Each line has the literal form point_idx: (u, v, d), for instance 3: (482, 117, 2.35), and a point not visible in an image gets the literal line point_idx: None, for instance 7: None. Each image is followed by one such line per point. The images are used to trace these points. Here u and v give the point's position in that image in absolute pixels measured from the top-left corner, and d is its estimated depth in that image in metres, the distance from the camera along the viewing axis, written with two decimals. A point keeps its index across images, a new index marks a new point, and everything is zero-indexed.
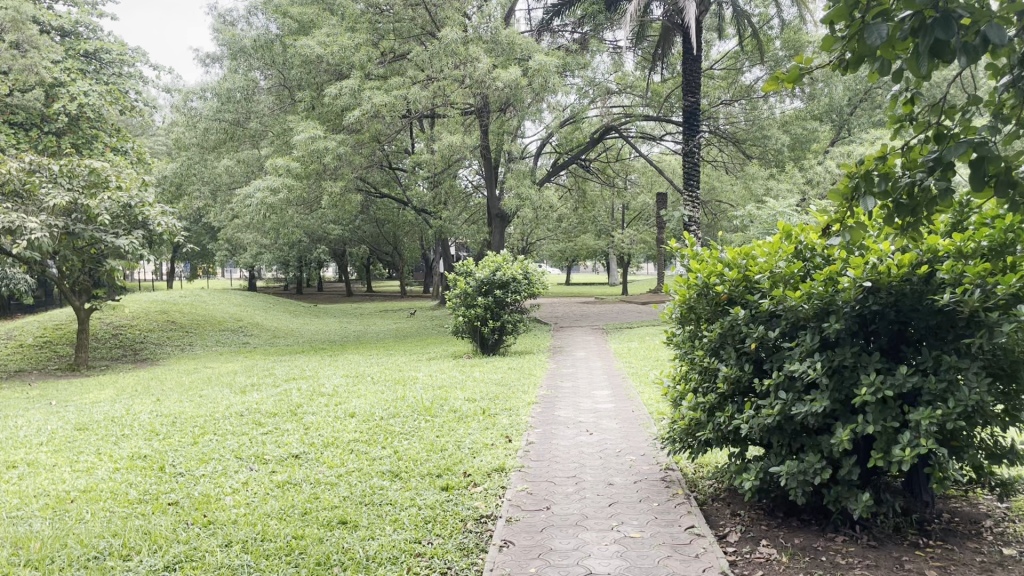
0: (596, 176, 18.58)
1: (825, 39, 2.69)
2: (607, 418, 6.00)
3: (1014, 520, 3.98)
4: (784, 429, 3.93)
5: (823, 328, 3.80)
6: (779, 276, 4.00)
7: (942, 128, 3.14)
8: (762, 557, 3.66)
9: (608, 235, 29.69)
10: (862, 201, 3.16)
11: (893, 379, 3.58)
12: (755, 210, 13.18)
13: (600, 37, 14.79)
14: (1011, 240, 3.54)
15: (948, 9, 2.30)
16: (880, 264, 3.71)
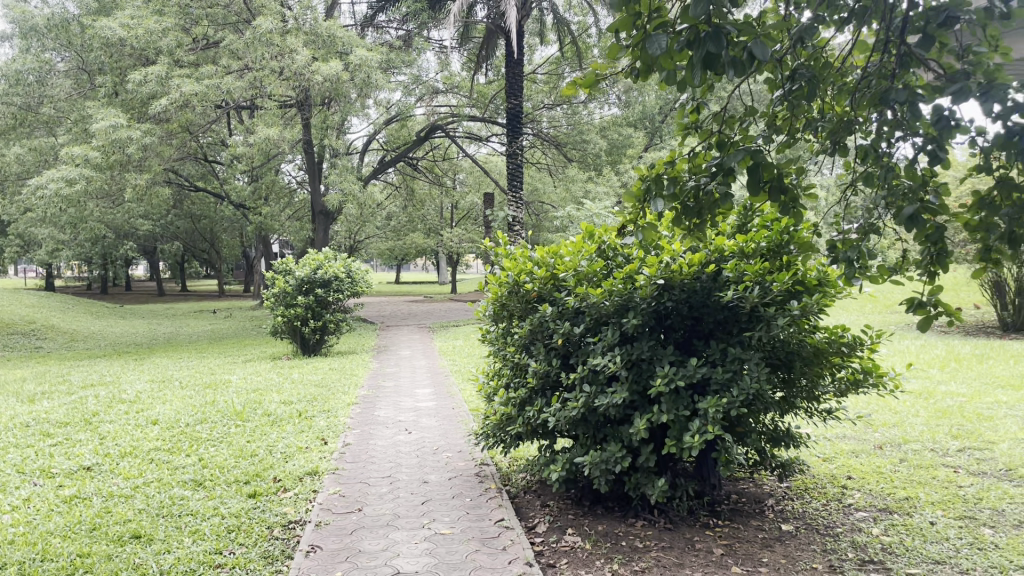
0: (424, 175, 18.60)
1: (612, 47, 2.83)
2: (426, 417, 5.99)
3: (793, 498, 4.36)
4: (588, 420, 4.08)
5: (622, 324, 3.99)
6: (583, 274, 4.17)
7: (723, 136, 3.38)
8: (567, 545, 3.79)
9: (437, 234, 29.81)
10: (653, 203, 3.34)
11: (685, 370, 3.83)
12: (574, 211, 13.67)
13: (425, 36, 14.81)
14: (786, 240, 3.89)
15: (718, 24, 2.50)
16: (673, 262, 3.95)
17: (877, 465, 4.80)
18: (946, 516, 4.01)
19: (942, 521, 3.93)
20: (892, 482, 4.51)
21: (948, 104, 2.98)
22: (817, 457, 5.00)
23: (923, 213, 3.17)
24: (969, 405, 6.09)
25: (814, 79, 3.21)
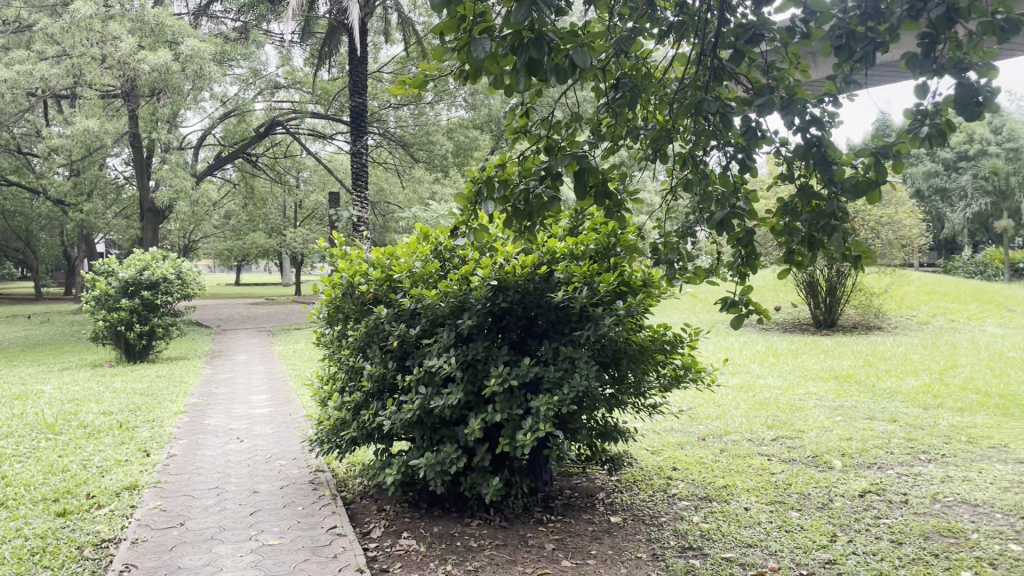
0: (265, 173, 18.01)
1: (437, 49, 2.82)
2: (261, 424, 5.79)
3: (622, 490, 4.53)
4: (424, 422, 4.07)
5: (457, 325, 4.01)
6: (418, 276, 4.15)
7: (550, 141, 3.47)
8: (401, 549, 3.75)
9: (280, 234, 28.95)
10: (484, 204, 3.36)
11: (518, 370, 3.89)
12: (419, 212, 13.66)
13: (264, 29, 14.36)
14: (613, 243, 4.04)
15: (540, 31, 2.55)
16: (506, 264, 4.01)
17: (700, 456, 5.08)
18: (759, 501, 4.28)
19: (755, 506, 4.19)
20: (713, 471, 4.78)
21: (755, 116, 3.19)
22: (646, 451, 5.22)
23: (735, 217, 3.36)
24: (784, 397, 6.57)
25: (636, 87, 3.34)
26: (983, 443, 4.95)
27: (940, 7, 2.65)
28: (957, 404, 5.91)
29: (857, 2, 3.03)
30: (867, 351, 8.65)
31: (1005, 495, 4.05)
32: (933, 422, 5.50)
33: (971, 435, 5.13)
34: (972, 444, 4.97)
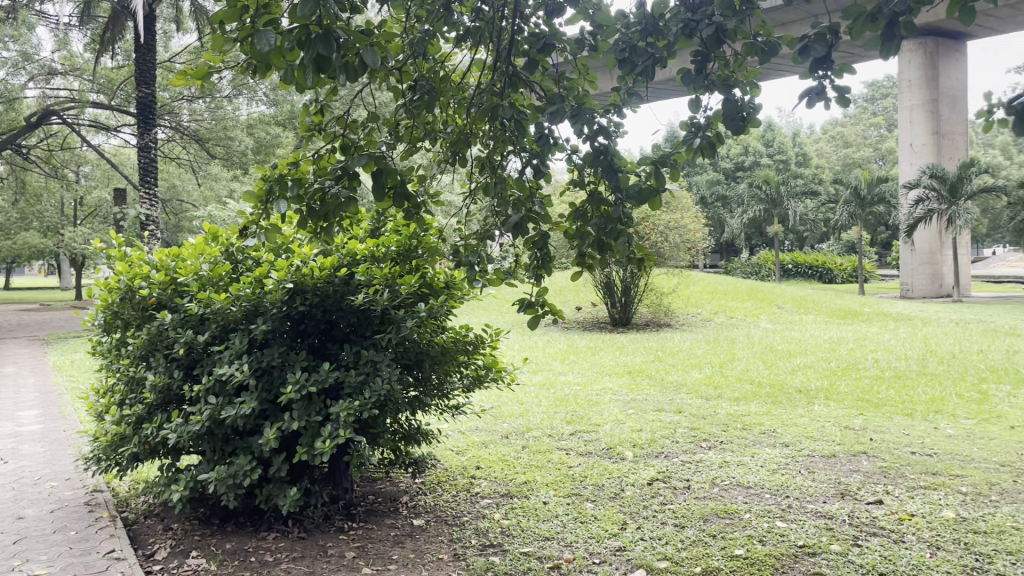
0: (39, 165, 16.42)
1: (217, 38, 2.66)
2: (28, 443, 5.24)
3: (425, 493, 4.53)
4: (214, 434, 3.84)
5: (251, 330, 3.82)
6: (206, 279, 3.93)
7: (346, 140, 3.39)
8: (189, 569, 3.52)
9: (56, 232, 26.49)
10: (275, 204, 3.23)
11: (316, 376, 3.76)
12: (216, 211, 13.03)
13: (36, 8, 13.08)
14: (413, 245, 4.03)
15: (327, 27, 2.47)
16: (303, 266, 3.88)
17: (502, 454, 5.18)
18: (557, 495, 4.42)
19: (553, 500, 4.33)
20: (514, 468, 4.89)
21: (547, 122, 3.28)
22: (450, 451, 5.26)
23: (530, 220, 3.44)
24: (582, 392, 6.86)
25: (432, 90, 3.33)
26: (755, 429, 5.42)
27: (709, 27, 2.85)
28: (734, 394, 6.43)
29: (637, 18, 3.19)
30: (657, 347, 9.23)
31: (772, 476, 4.45)
32: (714, 411, 5.95)
33: (745, 422, 5.60)
34: (746, 430, 5.42)
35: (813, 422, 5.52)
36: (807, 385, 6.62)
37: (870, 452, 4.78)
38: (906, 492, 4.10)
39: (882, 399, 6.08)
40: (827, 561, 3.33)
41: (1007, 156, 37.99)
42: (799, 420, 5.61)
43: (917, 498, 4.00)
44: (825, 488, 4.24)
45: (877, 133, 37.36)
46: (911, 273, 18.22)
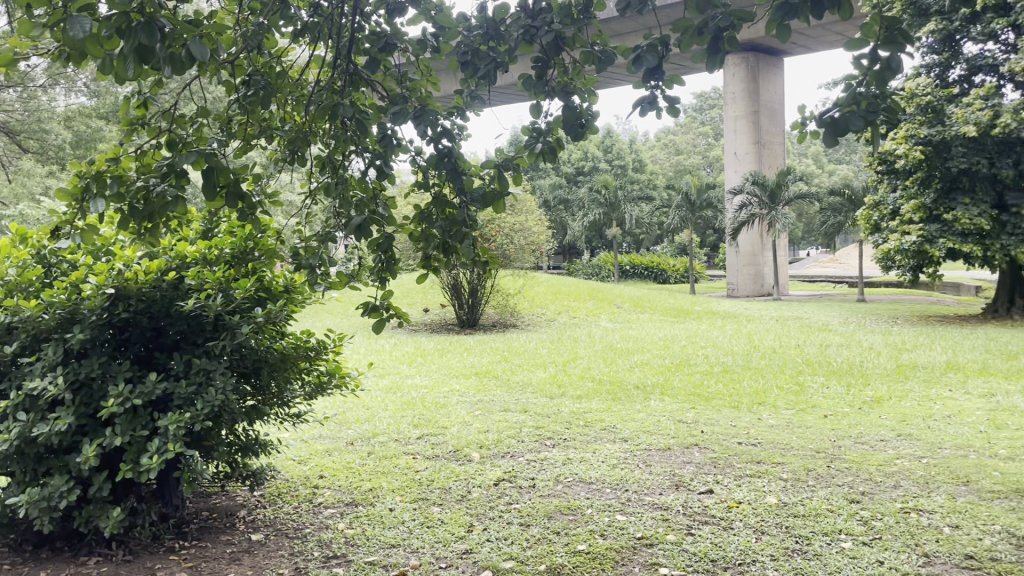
0: None
1: (22, 21, 2.42)
2: None
3: (264, 505, 4.33)
4: (23, 454, 3.48)
5: (67, 339, 3.51)
6: (14, 284, 3.57)
7: (174, 136, 3.18)
8: None
9: None
10: (93, 203, 2.97)
11: (142, 387, 3.50)
12: (28, 209, 11.97)
13: None
14: (249, 248, 3.85)
15: (150, 15, 2.30)
16: (127, 270, 3.61)
17: (346, 461, 5.05)
18: (403, 501, 4.36)
19: (399, 506, 4.26)
20: (359, 475, 4.78)
21: (390, 123, 3.23)
22: (291, 461, 5.07)
23: (373, 223, 3.36)
24: (429, 395, 6.82)
25: (268, 86, 3.20)
26: (596, 426, 5.58)
27: (548, 35, 2.90)
28: (576, 392, 6.60)
29: (479, 21, 3.20)
30: (503, 348, 9.34)
31: (613, 472, 4.59)
32: (557, 409, 6.08)
33: (587, 419, 5.76)
34: (588, 427, 5.57)
35: (650, 417, 5.75)
36: (644, 381, 6.90)
37: (702, 444, 5.04)
38: (734, 481, 4.35)
39: (712, 393, 6.43)
40: (663, 551, 3.47)
41: (818, 165, 41.43)
42: (637, 415, 5.83)
43: (744, 486, 4.26)
44: (661, 480, 4.42)
45: (705, 142, 39.72)
46: (736, 274, 19.48)
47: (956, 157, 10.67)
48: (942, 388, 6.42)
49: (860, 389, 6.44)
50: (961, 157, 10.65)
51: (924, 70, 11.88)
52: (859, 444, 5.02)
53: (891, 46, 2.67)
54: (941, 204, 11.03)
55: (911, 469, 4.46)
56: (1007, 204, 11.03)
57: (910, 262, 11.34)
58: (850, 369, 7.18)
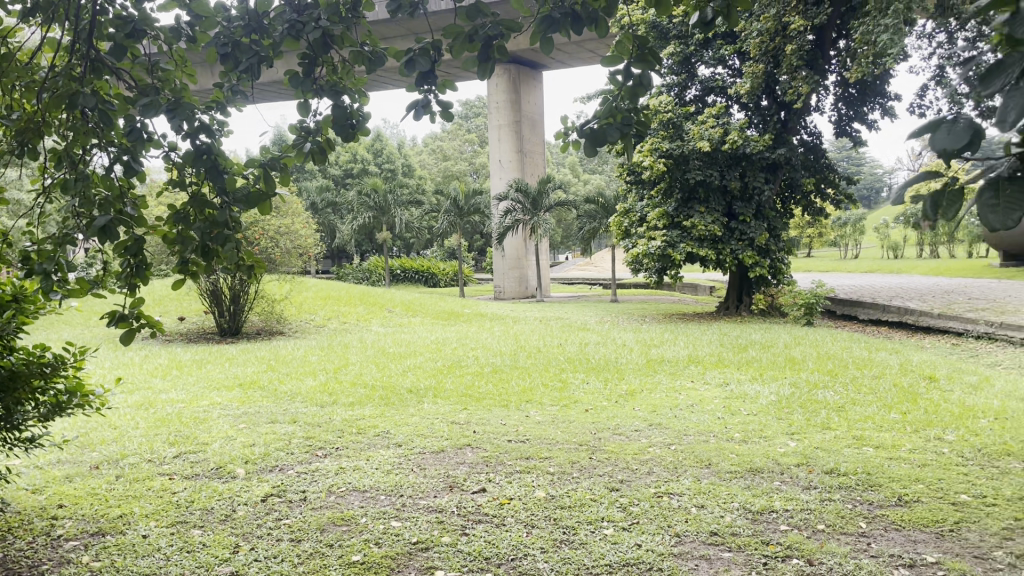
0: None
1: None
2: None
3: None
4: None
5: None
6: None
7: None
8: None
9: None
10: None
11: None
12: None
13: None
14: None
15: None
16: None
17: (92, 487, 4.56)
18: (159, 526, 4.01)
19: (155, 532, 3.91)
20: (107, 502, 4.33)
21: (140, 117, 2.95)
22: (24, 491, 4.50)
23: (121, 225, 3.04)
24: (187, 410, 6.35)
25: None
26: (369, 433, 5.49)
27: (316, 32, 2.78)
28: (348, 399, 6.46)
29: (240, 13, 3.00)
30: (269, 356, 8.93)
31: (386, 477, 4.54)
32: (328, 418, 5.91)
33: (359, 427, 5.65)
34: (360, 434, 5.47)
35: (423, 420, 5.76)
36: (416, 385, 6.90)
37: (473, 444, 5.14)
38: (505, 478, 4.48)
39: (483, 393, 6.58)
40: (438, 554, 3.49)
41: (574, 174, 43.93)
42: (410, 419, 5.82)
43: (515, 482, 4.39)
44: (435, 483, 4.44)
45: (471, 148, 40.70)
46: (502, 276, 20.11)
47: (693, 169, 11.74)
48: (686, 380, 7.04)
49: (616, 384, 6.89)
50: (697, 170, 11.75)
51: (664, 89, 12.88)
52: (617, 435, 5.36)
53: (642, 64, 2.89)
54: (682, 212, 12.08)
55: (661, 456, 4.84)
56: (736, 212, 12.35)
57: (655, 265, 12.28)
58: (607, 365, 7.67)
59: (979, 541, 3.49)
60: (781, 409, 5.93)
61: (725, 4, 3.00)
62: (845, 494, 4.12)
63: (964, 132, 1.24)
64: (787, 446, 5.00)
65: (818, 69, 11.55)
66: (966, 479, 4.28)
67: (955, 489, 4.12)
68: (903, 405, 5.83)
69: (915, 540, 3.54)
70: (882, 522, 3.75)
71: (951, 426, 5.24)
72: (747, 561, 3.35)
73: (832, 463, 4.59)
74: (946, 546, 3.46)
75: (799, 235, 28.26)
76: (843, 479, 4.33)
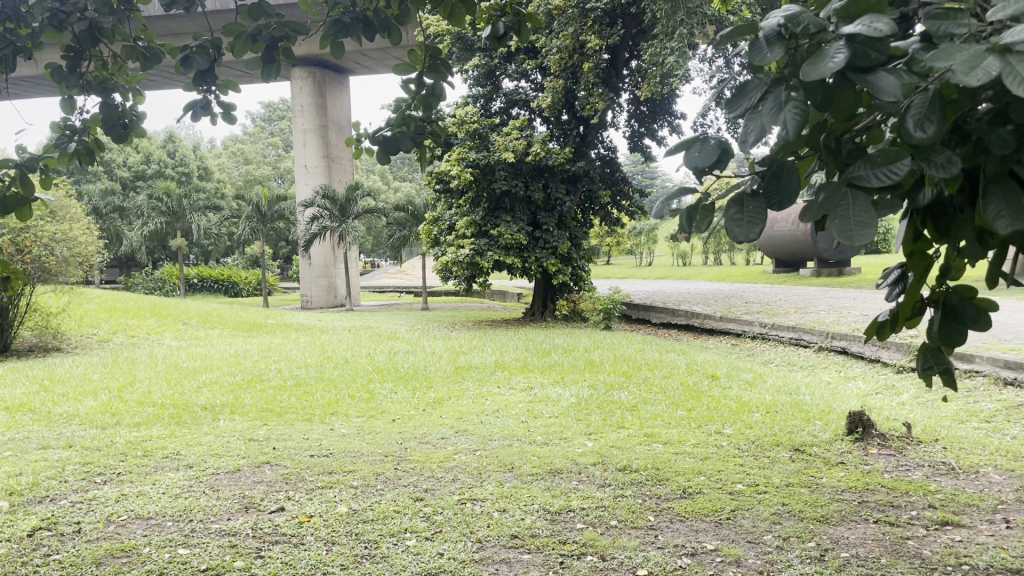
0: None
1: None
2: None
3: None
4: None
5: None
6: None
7: None
8: None
9: None
10: None
11: None
12: None
13: None
14: None
15: None
16: None
17: None
18: None
19: None
20: None
21: None
22: None
23: None
24: None
25: None
26: (156, 455, 5.11)
27: (83, 23, 2.55)
28: (133, 420, 5.98)
29: None
30: (43, 375, 8.09)
31: (175, 502, 4.24)
32: (110, 441, 5.44)
33: (146, 449, 5.25)
34: (146, 457, 5.08)
35: (218, 439, 5.45)
36: (211, 401, 6.52)
37: (273, 461, 4.93)
38: (305, 495, 4.32)
39: (284, 407, 6.33)
40: None
41: (383, 182, 43.56)
42: (204, 438, 5.49)
43: (315, 499, 4.25)
44: (229, 505, 4.20)
45: (274, 152, 39.38)
46: (308, 285, 19.53)
47: (499, 179, 11.98)
48: (492, 386, 7.15)
49: (424, 392, 6.87)
50: (503, 180, 12.00)
51: (470, 100, 13.08)
52: (422, 444, 5.34)
53: (434, 74, 2.96)
54: (489, 221, 12.27)
55: (466, 463, 4.88)
56: (540, 222, 12.77)
57: (464, 274, 12.30)
58: (415, 373, 7.63)
59: (752, 527, 3.80)
60: (580, 411, 6.17)
61: (516, 20, 3.13)
62: (636, 490, 4.36)
63: (713, 148, 1.32)
64: (585, 447, 5.21)
65: (613, 86, 12.21)
66: (741, 468, 4.66)
67: (732, 479, 4.47)
68: (688, 403, 6.25)
69: (697, 530, 3.79)
70: (669, 514, 4.00)
71: (729, 421, 5.69)
72: (545, 562, 3.43)
73: (624, 460, 4.84)
74: (724, 533, 3.73)
75: (599, 243, 29.71)
76: (634, 476, 4.57)
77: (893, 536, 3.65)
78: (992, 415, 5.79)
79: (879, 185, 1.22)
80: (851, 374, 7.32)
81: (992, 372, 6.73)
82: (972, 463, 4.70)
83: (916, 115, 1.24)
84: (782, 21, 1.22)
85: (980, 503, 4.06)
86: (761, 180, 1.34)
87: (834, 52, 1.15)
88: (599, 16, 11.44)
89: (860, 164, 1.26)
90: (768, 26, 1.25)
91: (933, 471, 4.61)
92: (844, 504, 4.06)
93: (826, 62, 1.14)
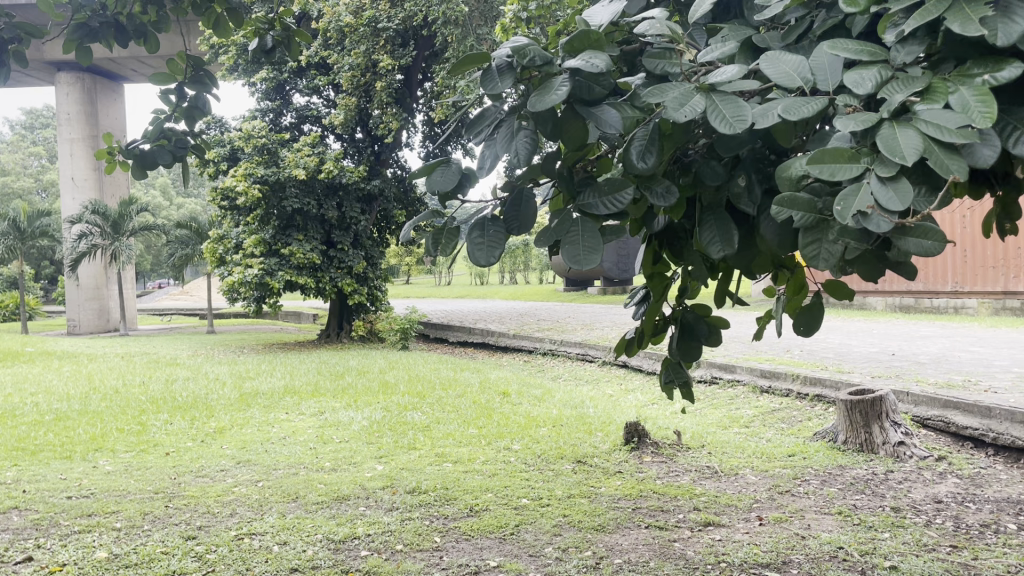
0: None
1: None
2: None
3: None
4: None
5: None
6: None
7: None
8: None
9: None
10: None
11: None
12: None
13: None
14: None
15: None
16: None
17: None
18: None
19: None
20: None
21: None
22: None
23: None
24: None
25: None
26: None
27: None
28: None
29: None
30: None
31: None
32: None
33: None
34: None
35: None
36: None
37: (21, 506, 4.41)
38: (58, 541, 3.90)
39: (38, 445, 5.70)
40: None
41: (166, 199, 40.94)
42: None
43: (70, 545, 3.85)
44: None
45: (37, 163, 35.72)
46: (76, 308, 17.84)
47: (290, 197, 11.60)
48: (279, 412, 6.86)
49: (203, 422, 6.45)
50: (294, 197, 11.64)
51: (258, 114, 12.60)
52: (199, 477, 5.02)
53: (197, 86, 2.91)
54: (278, 240, 11.84)
55: (246, 495, 4.63)
56: (333, 241, 12.55)
57: (252, 294, 11.66)
58: (194, 402, 7.15)
59: (533, 540, 3.89)
60: (371, 433, 6.07)
61: (285, 35, 3.05)
62: (424, 511, 4.33)
63: (454, 172, 1.54)
64: (374, 470, 5.12)
65: (406, 107, 12.29)
66: (527, 483, 4.77)
67: (517, 494, 4.57)
68: (479, 420, 6.34)
69: (482, 548, 3.83)
70: (455, 534, 4.01)
71: (518, 436, 5.83)
72: None
73: (413, 482, 4.81)
74: (507, 549, 3.79)
75: (397, 264, 29.57)
76: (423, 497, 4.54)
77: (661, 539, 3.88)
78: (749, 421, 6.36)
79: (605, 213, 1.44)
80: (631, 386, 7.76)
81: (750, 381, 7.40)
82: (732, 467, 5.12)
83: (638, 147, 1.45)
84: (513, 53, 1.40)
85: (738, 503, 4.42)
86: (506, 205, 1.53)
87: (559, 85, 1.33)
88: (391, 36, 11.53)
89: (590, 192, 1.48)
90: (502, 56, 1.43)
91: (699, 476, 4.97)
92: (619, 512, 4.27)
93: (552, 93, 1.32)
